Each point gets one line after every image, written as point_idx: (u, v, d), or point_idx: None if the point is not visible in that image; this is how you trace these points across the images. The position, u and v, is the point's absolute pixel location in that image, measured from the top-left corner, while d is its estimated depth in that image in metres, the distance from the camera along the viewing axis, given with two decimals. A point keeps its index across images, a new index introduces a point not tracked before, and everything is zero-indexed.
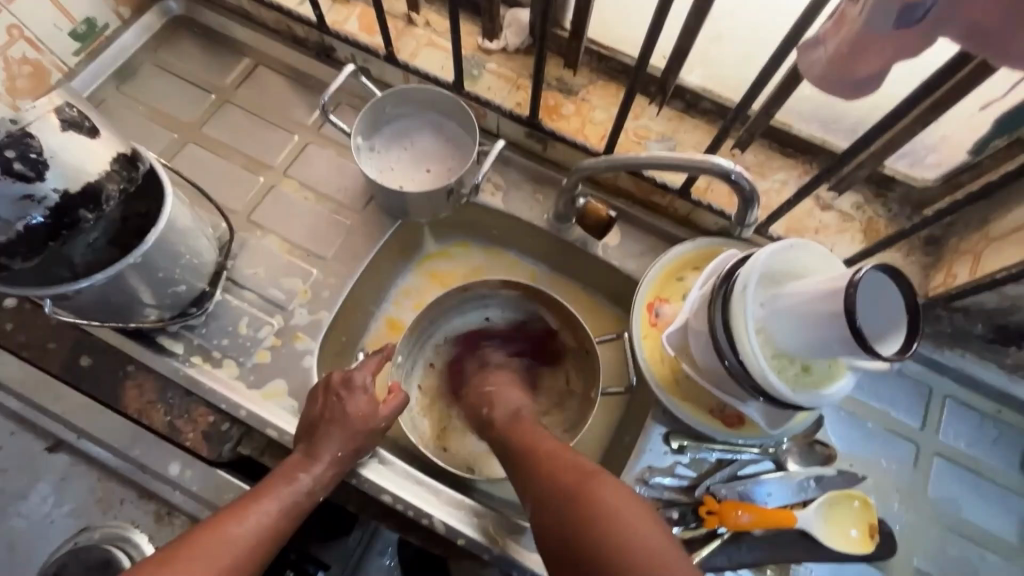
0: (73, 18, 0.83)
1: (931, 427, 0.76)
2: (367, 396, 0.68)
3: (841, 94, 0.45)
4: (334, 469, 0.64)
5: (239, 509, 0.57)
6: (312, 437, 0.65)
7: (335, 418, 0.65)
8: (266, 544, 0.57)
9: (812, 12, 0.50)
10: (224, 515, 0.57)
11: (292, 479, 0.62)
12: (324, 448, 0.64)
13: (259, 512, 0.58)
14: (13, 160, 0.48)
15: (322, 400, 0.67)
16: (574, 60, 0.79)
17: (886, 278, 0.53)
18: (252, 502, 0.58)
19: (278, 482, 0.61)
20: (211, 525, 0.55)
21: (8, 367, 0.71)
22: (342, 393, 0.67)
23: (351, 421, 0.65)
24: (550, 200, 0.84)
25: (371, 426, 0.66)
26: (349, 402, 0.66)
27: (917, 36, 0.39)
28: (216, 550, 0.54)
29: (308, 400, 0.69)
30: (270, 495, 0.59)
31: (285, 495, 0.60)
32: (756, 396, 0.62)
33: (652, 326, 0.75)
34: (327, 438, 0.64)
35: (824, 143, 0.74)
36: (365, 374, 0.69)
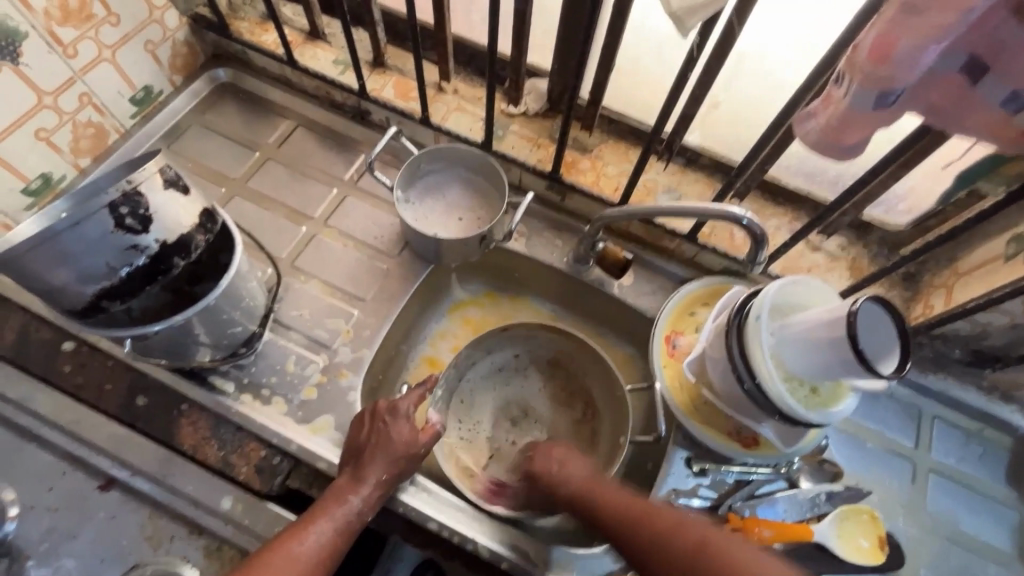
0: (134, 86, 0.91)
1: (924, 445, 0.83)
2: (409, 424, 0.72)
3: (831, 156, 0.54)
4: (380, 489, 0.68)
5: (298, 529, 0.63)
6: (359, 461, 0.69)
7: (381, 443, 0.69)
8: (322, 562, 0.62)
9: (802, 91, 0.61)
10: (285, 534, 0.63)
11: (342, 501, 0.66)
12: (369, 471, 0.68)
13: (317, 532, 0.63)
14: (126, 216, 0.54)
15: (367, 425, 0.72)
16: (590, 123, 0.90)
17: (878, 307, 0.61)
18: (310, 522, 0.64)
19: (331, 503, 0.66)
20: (277, 545, 0.62)
21: (64, 407, 0.74)
22: (386, 418, 0.71)
23: (396, 444, 0.69)
24: (569, 244, 0.93)
25: (413, 451, 0.71)
26: (394, 428, 0.71)
27: (892, 113, 0.49)
28: (285, 568, 0.60)
29: (354, 425, 0.73)
30: (324, 516, 0.65)
31: (338, 516, 0.65)
32: (771, 416, 0.69)
33: (670, 356, 0.82)
34: (373, 462, 0.68)
35: (810, 193, 0.85)
36: (409, 404, 0.73)
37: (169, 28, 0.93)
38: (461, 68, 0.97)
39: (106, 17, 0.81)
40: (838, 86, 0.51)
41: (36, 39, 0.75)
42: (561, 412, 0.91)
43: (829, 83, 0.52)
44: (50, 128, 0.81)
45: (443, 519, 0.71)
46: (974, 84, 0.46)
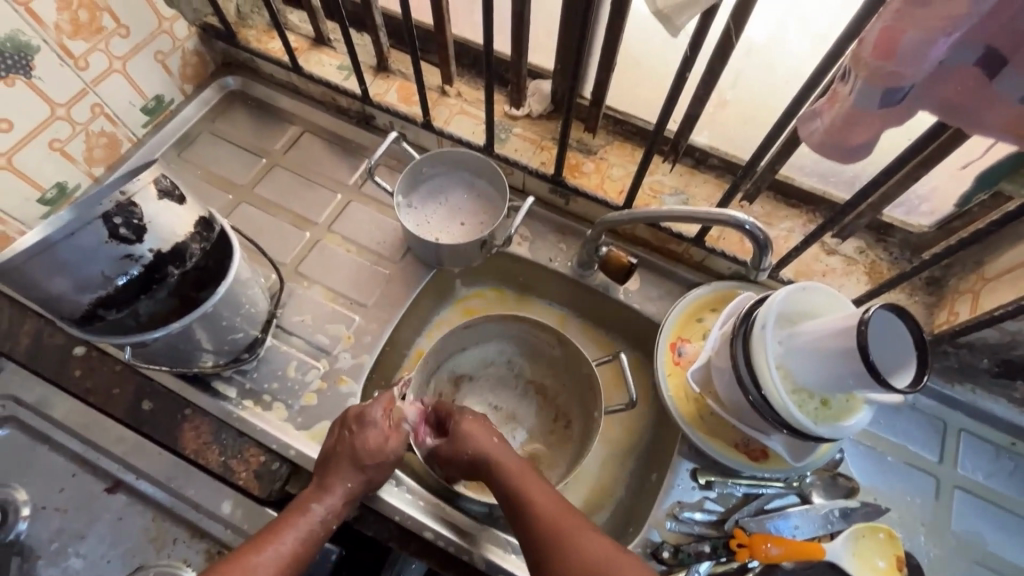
0: (145, 95, 0.93)
1: (948, 460, 0.79)
2: (379, 430, 0.70)
3: (838, 159, 0.51)
4: (345, 496, 0.68)
5: (261, 541, 0.62)
6: (325, 470, 0.69)
7: (346, 450, 0.69)
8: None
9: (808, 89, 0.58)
10: (247, 547, 0.62)
11: (306, 509, 0.66)
12: (334, 480, 0.68)
13: (278, 543, 0.63)
14: (120, 226, 0.55)
15: (335, 433, 0.71)
16: (594, 125, 0.88)
17: (893, 315, 0.58)
18: (273, 535, 0.63)
19: (295, 512, 0.66)
20: (238, 552, 0.62)
21: (75, 410, 0.76)
22: (355, 426, 0.70)
23: (362, 452, 0.69)
24: (573, 248, 0.91)
25: (381, 459, 0.69)
26: (360, 436, 0.69)
27: (901, 111, 0.46)
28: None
29: (331, 433, 0.72)
30: (287, 527, 0.65)
31: (301, 526, 0.65)
32: (778, 428, 0.66)
33: (676, 364, 0.80)
34: (339, 471, 0.68)
35: (825, 194, 0.81)
36: (378, 411, 0.71)
37: (179, 38, 0.94)
38: (464, 71, 0.96)
39: (116, 28, 0.83)
40: (843, 83, 0.48)
41: (48, 53, 0.77)
42: (541, 409, 0.90)
43: (835, 80, 0.49)
44: (63, 138, 0.83)
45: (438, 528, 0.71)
46: (991, 77, 0.42)
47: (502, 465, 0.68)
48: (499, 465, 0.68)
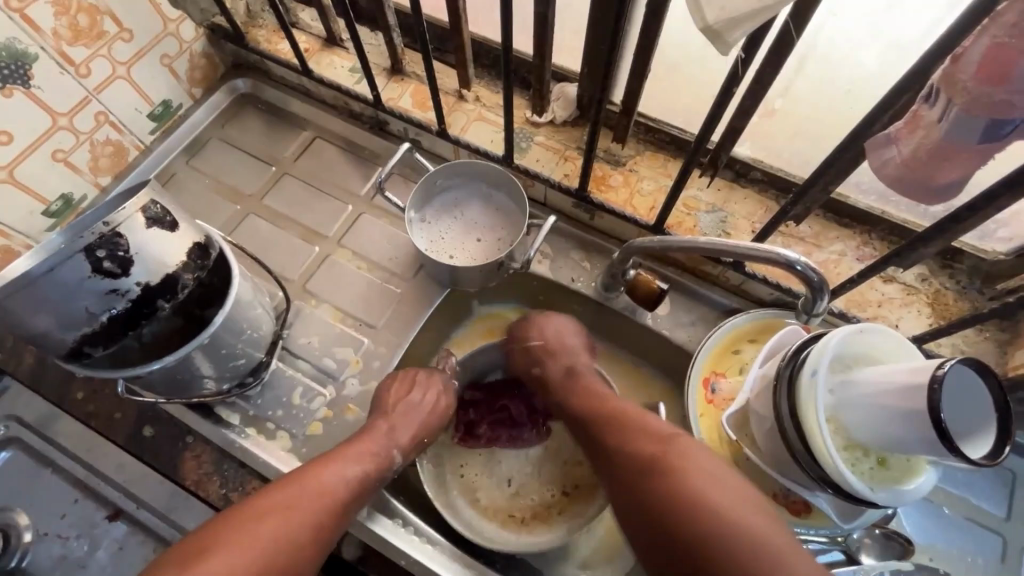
0: (151, 101, 0.89)
1: (1018, 518, 0.70)
2: (427, 403, 0.74)
3: (914, 196, 0.43)
4: (411, 436, 0.71)
5: (331, 459, 0.63)
6: (389, 415, 0.71)
7: (410, 403, 0.72)
8: (352, 495, 0.62)
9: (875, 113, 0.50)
10: (314, 463, 0.63)
11: (372, 444, 0.67)
12: (402, 424, 0.70)
13: (348, 463, 0.63)
14: (103, 259, 0.51)
15: (399, 384, 0.74)
16: (623, 134, 0.80)
17: (972, 372, 0.49)
18: (341, 456, 0.64)
19: (360, 445, 0.66)
20: (300, 475, 0.60)
21: (78, 434, 0.74)
22: (419, 386, 0.75)
23: (420, 409, 0.73)
24: (597, 268, 0.84)
25: (436, 417, 0.74)
26: (421, 395, 0.74)
27: (1002, 145, 0.37)
28: (314, 489, 0.59)
29: (383, 384, 0.75)
30: (353, 451, 0.65)
31: (365, 453, 0.66)
32: (823, 488, 0.59)
33: (709, 403, 0.72)
34: (404, 415, 0.71)
35: (883, 215, 0.72)
36: (433, 386, 0.76)
37: (185, 40, 0.90)
38: (482, 73, 0.89)
39: (118, 32, 0.79)
40: (928, 106, 0.39)
41: (47, 61, 0.73)
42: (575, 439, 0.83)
43: (919, 100, 0.41)
44: (67, 148, 0.80)
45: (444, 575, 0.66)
46: None
47: (606, 399, 0.69)
48: (593, 397, 0.70)
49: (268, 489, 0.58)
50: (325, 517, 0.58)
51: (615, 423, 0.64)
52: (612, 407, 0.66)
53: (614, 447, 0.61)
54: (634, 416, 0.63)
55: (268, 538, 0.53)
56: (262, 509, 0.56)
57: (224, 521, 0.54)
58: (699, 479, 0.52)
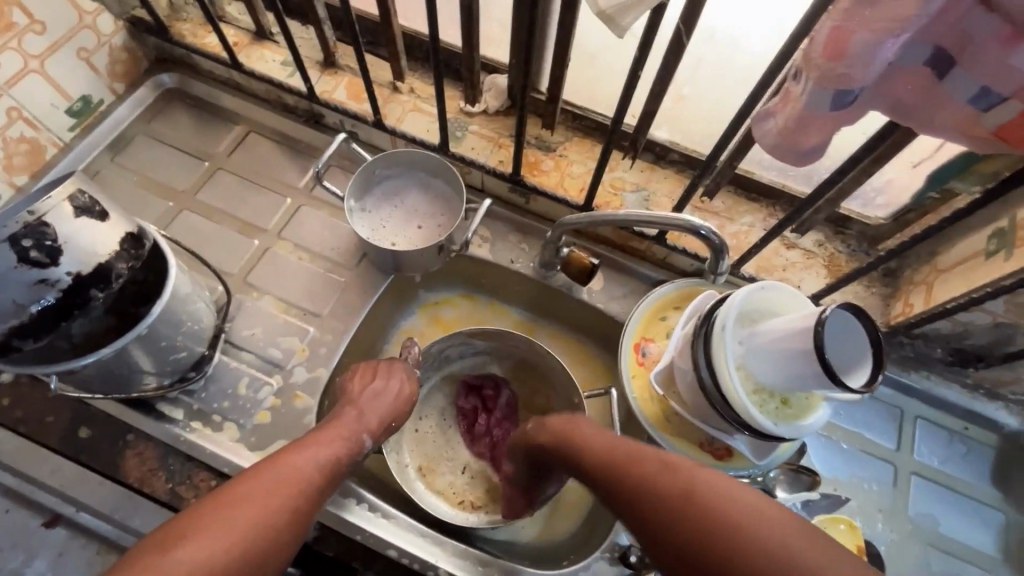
0: (69, 96, 0.86)
1: (905, 448, 0.80)
2: (394, 387, 0.75)
3: (791, 161, 0.50)
4: (380, 421, 0.71)
5: (301, 446, 0.63)
6: (359, 404, 0.71)
7: (375, 393, 0.73)
8: (323, 479, 0.62)
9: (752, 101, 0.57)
10: (286, 450, 0.63)
11: (344, 429, 0.68)
12: (370, 412, 0.71)
13: (319, 450, 0.64)
14: (29, 249, 0.51)
15: (361, 376, 0.75)
16: (551, 121, 0.85)
17: (849, 314, 0.58)
18: (312, 443, 0.64)
19: (331, 431, 0.67)
20: (274, 459, 0.61)
21: (5, 442, 0.71)
22: (382, 374, 0.75)
23: (389, 397, 0.74)
24: (535, 248, 0.89)
25: (401, 402, 0.75)
26: (385, 389, 0.74)
27: (852, 112, 0.45)
28: (287, 475, 0.59)
29: (345, 378, 0.77)
30: (324, 439, 0.65)
31: (336, 440, 0.66)
32: (739, 429, 0.66)
33: (640, 365, 0.78)
34: (373, 402, 0.72)
35: (784, 188, 0.80)
36: (393, 377, 0.76)
37: (104, 33, 0.87)
38: (416, 66, 0.92)
39: (29, 24, 0.76)
40: (795, 82, 0.46)
41: None
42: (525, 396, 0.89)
43: (788, 79, 0.48)
44: None
45: (400, 545, 0.69)
46: (940, 78, 0.41)
47: (611, 440, 0.61)
48: (586, 436, 0.62)
49: (243, 477, 0.58)
50: (295, 502, 0.58)
51: (625, 456, 0.57)
52: (622, 452, 0.58)
53: (652, 481, 0.53)
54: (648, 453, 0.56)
55: (241, 527, 0.53)
56: (234, 496, 0.55)
57: (198, 508, 0.54)
58: (721, 487, 0.49)
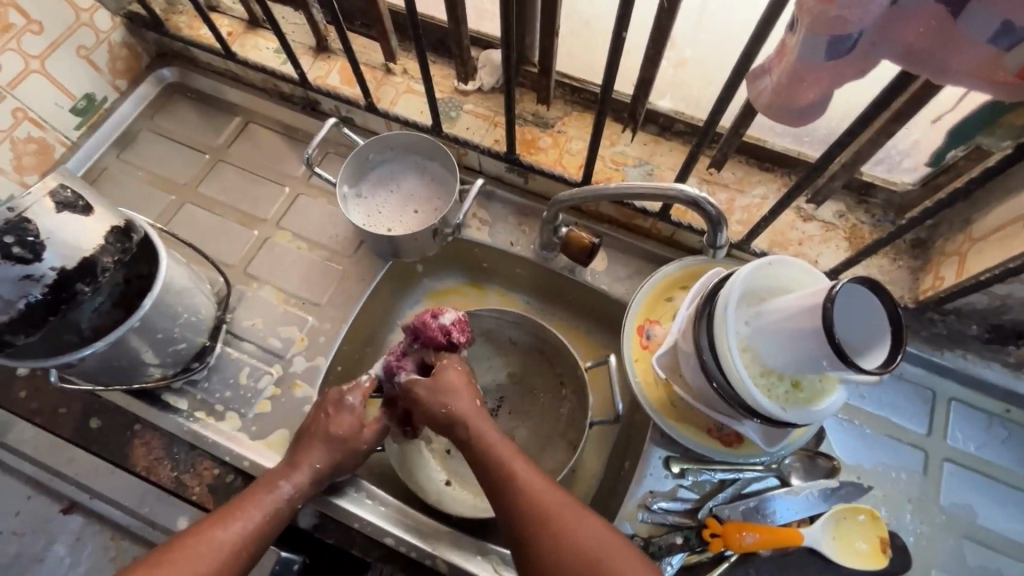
0: (72, 95, 0.87)
1: (937, 432, 0.74)
2: (355, 416, 0.69)
3: (789, 122, 0.45)
4: (313, 471, 0.66)
5: (226, 516, 0.60)
6: (297, 449, 0.67)
7: (320, 431, 0.67)
8: (247, 550, 0.59)
9: (745, 62, 0.52)
10: (208, 520, 0.60)
11: (275, 486, 0.64)
12: (307, 458, 0.66)
13: (244, 519, 0.60)
14: (12, 246, 0.53)
15: (312, 411, 0.70)
16: (547, 95, 0.82)
17: (864, 289, 0.53)
18: (236, 510, 0.61)
19: (263, 490, 0.63)
20: (197, 534, 0.58)
21: (24, 433, 0.74)
22: (329, 407, 0.69)
23: (336, 439, 0.67)
24: (535, 230, 0.86)
25: (354, 443, 0.68)
26: (335, 419, 0.68)
27: (852, 62, 0.40)
28: (201, 554, 0.56)
29: (308, 414, 0.71)
30: (253, 503, 0.62)
31: (267, 503, 0.62)
32: (746, 415, 0.62)
33: (643, 348, 0.75)
34: (312, 450, 0.66)
35: (799, 155, 0.74)
36: (356, 395, 0.69)
37: (101, 30, 0.88)
38: (408, 46, 0.89)
39: (26, 24, 0.78)
40: (790, 33, 0.41)
41: None
42: (537, 383, 0.86)
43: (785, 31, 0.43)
44: None
45: (398, 533, 0.68)
46: (954, 17, 0.36)
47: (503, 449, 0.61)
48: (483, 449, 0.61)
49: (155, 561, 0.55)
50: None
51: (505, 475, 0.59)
52: (549, 495, 0.57)
53: (551, 535, 0.54)
54: (572, 512, 0.56)
55: None
56: None
57: None
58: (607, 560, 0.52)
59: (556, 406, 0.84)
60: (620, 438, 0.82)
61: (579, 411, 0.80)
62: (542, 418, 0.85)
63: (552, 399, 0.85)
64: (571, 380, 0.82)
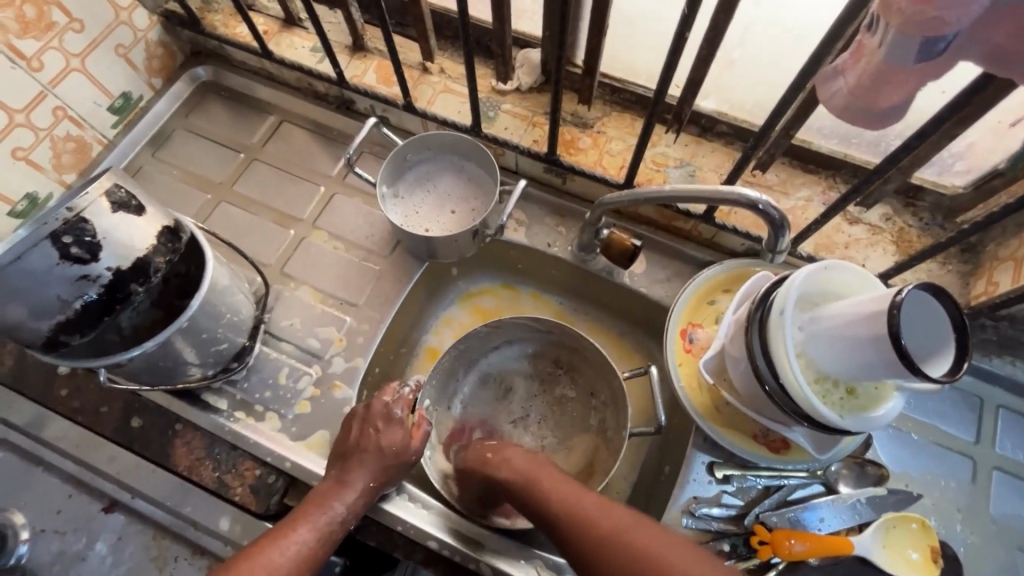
0: (110, 93, 0.87)
1: (986, 440, 0.73)
2: (403, 428, 0.70)
3: (862, 125, 0.45)
4: (362, 490, 0.66)
5: (278, 537, 0.61)
6: (346, 464, 0.67)
7: (368, 445, 0.67)
8: (301, 570, 0.60)
9: (813, 63, 0.51)
10: (262, 543, 0.61)
11: (326, 506, 0.64)
12: (356, 475, 0.66)
13: (297, 540, 0.61)
14: (70, 246, 0.52)
15: (358, 425, 0.70)
16: (588, 96, 0.81)
17: (928, 296, 0.52)
18: (287, 532, 0.62)
19: (313, 508, 0.64)
20: (252, 554, 0.59)
21: (65, 431, 0.74)
22: (378, 421, 0.69)
23: (385, 451, 0.68)
24: (573, 231, 0.85)
25: (401, 459, 0.69)
26: (383, 433, 0.69)
27: (937, 65, 0.39)
28: None
29: (346, 421, 0.72)
30: (305, 523, 0.63)
31: (320, 523, 0.63)
32: (799, 422, 0.61)
33: (687, 352, 0.74)
34: (360, 467, 0.66)
35: (846, 157, 0.73)
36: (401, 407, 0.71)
37: (139, 28, 0.88)
38: (445, 45, 0.89)
39: (68, 23, 0.77)
40: (871, 33, 0.40)
41: None
42: (570, 388, 0.86)
43: (862, 30, 0.42)
44: (27, 146, 0.78)
45: (442, 537, 0.68)
46: None
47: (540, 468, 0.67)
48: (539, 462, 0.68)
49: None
50: None
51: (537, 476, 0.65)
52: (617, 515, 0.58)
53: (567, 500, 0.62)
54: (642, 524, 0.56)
55: None
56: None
57: None
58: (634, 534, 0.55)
59: (592, 411, 0.84)
60: (658, 444, 0.81)
61: (618, 418, 0.79)
62: (577, 422, 0.84)
63: (588, 403, 0.84)
64: (606, 389, 0.81)
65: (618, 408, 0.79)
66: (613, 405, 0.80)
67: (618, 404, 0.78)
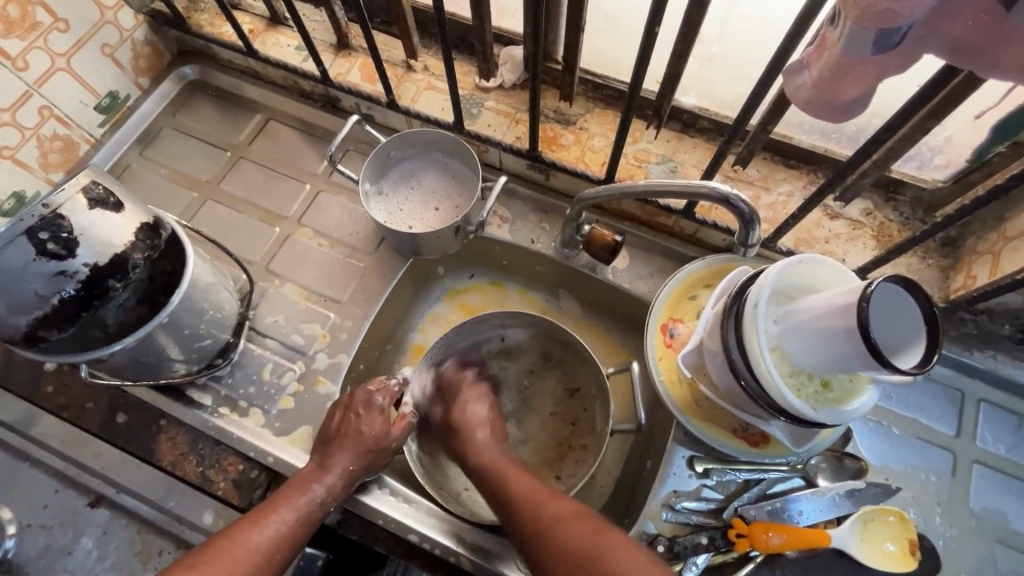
0: (96, 93, 0.88)
1: (966, 434, 0.73)
2: (383, 417, 0.71)
3: (827, 118, 0.45)
4: (343, 472, 0.67)
5: (258, 517, 0.62)
6: (328, 449, 0.68)
7: (350, 433, 0.68)
8: (280, 549, 0.61)
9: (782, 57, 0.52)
10: (242, 522, 0.61)
11: (307, 488, 0.65)
12: (336, 459, 0.67)
13: (277, 520, 0.62)
14: (47, 242, 0.53)
15: (343, 409, 0.71)
16: (570, 92, 0.81)
17: (899, 288, 0.52)
18: (268, 512, 0.62)
19: (294, 491, 0.65)
20: (232, 533, 0.60)
21: (51, 427, 0.75)
22: (361, 407, 0.70)
23: (368, 438, 0.68)
24: (556, 227, 0.85)
25: (383, 445, 0.69)
26: (366, 420, 0.69)
27: (895, 58, 0.39)
28: (238, 557, 0.58)
29: (331, 411, 0.73)
30: (285, 504, 0.63)
31: (300, 504, 0.64)
32: (774, 415, 0.61)
33: (667, 347, 0.74)
34: (342, 451, 0.67)
35: (826, 152, 0.73)
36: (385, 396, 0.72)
37: (125, 28, 0.89)
38: (429, 43, 0.89)
39: (53, 23, 0.78)
40: (832, 26, 0.41)
41: None
42: (553, 384, 0.86)
43: (824, 25, 0.43)
44: (13, 145, 0.79)
45: (423, 530, 0.68)
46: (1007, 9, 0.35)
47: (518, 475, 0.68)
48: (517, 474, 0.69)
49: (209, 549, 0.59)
50: None
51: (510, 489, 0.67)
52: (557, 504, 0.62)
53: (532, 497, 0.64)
54: (584, 515, 0.60)
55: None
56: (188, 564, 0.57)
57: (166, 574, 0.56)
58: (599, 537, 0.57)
59: (576, 407, 0.84)
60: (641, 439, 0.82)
61: (602, 414, 0.79)
62: (561, 417, 0.85)
63: (572, 399, 0.85)
64: (590, 385, 0.82)
65: (603, 401, 0.79)
66: (598, 400, 0.81)
67: (602, 398, 0.79)
